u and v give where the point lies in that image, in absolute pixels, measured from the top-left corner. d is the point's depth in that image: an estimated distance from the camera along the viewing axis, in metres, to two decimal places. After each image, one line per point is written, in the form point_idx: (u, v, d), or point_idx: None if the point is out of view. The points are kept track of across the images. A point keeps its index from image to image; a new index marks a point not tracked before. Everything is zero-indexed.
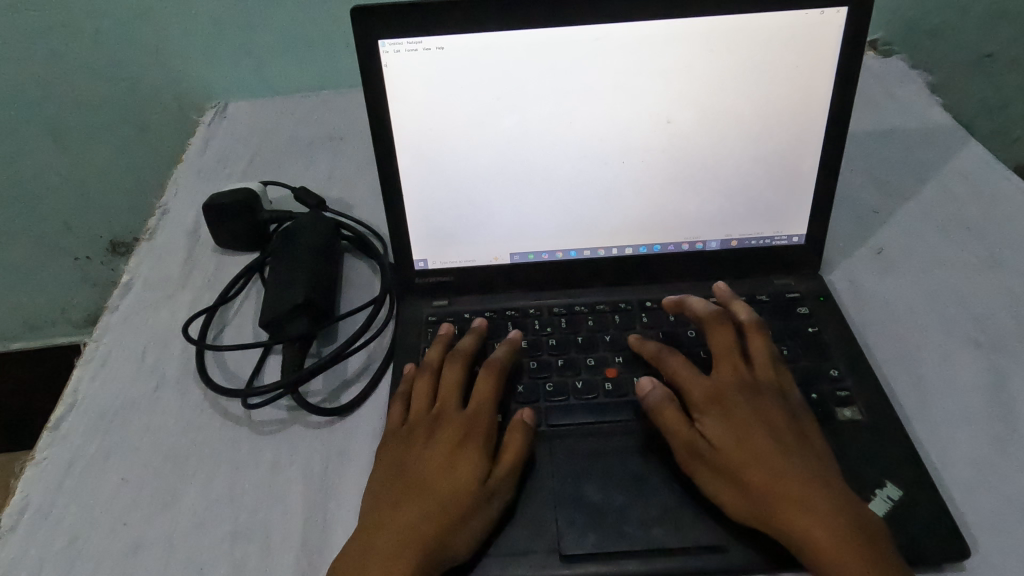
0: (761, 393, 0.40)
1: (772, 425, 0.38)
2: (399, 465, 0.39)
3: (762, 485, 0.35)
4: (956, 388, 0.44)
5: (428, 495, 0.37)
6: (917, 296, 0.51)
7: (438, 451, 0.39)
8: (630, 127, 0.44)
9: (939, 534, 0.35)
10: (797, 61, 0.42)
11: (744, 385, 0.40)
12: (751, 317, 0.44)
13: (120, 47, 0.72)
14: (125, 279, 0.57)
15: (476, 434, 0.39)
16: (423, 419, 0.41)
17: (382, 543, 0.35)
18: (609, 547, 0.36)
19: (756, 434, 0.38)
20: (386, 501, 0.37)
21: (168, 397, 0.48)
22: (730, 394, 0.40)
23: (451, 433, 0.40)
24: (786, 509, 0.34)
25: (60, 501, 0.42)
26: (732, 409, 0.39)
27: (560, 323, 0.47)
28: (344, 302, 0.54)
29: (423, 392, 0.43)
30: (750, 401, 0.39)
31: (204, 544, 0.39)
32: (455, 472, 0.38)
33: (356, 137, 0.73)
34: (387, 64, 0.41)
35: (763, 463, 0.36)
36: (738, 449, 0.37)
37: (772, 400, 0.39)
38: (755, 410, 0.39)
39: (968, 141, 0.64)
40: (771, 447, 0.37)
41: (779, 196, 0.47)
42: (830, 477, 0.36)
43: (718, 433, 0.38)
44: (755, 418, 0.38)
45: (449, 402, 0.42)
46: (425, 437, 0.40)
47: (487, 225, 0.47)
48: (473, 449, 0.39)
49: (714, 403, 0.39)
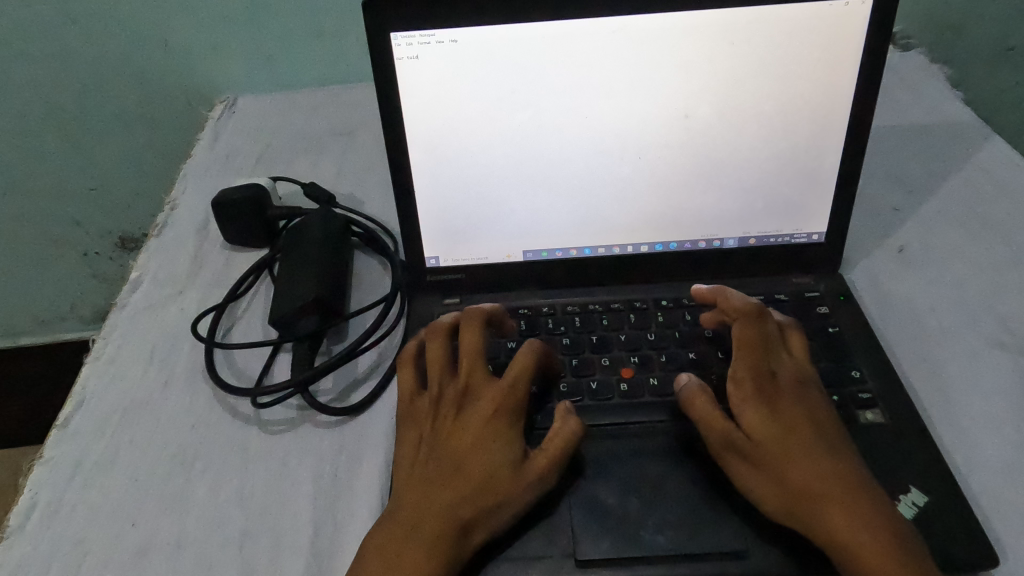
0: (806, 388, 0.39)
1: (817, 421, 0.37)
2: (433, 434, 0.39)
3: (801, 484, 0.34)
4: (981, 391, 0.43)
5: (468, 468, 0.37)
6: (940, 296, 0.49)
7: (473, 426, 0.38)
8: (646, 122, 0.43)
9: (965, 541, 0.34)
10: (821, 54, 0.41)
11: (790, 376, 0.39)
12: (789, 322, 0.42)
13: (128, 41, 0.71)
14: (134, 275, 0.57)
15: (508, 408, 0.39)
16: (451, 391, 0.40)
17: (423, 511, 0.35)
18: (624, 552, 0.35)
19: (800, 430, 0.36)
20: (415, 487, 0.36)
21: (177, 395, 0.47)
22: (777, 386, 0.38)
23: (483, 407, 0.39)
24: (828, 507, 0.33)
25: (68, 500, 0.41)
26: (776, 401, 0.37)
27: (574, 322, 0.46)
28: (355, 299, 0.53)
29: (439, 357, 0.41)
30: (795, 397, 0.38)
31: (214, 545, 0.39)
32: (493, 445, 0.37)
33: (365, 133, 0.72)
34: (401, 57, 0.40)
35: (808, 456, 0.35)
36: (782, 442, 0.36)
37: (815, 397, 0.38)
38: (799, 405, 0.38)
39: (990, 137, 0.63)
40: (816, 444, 0.36)
41: (799, 192, 0.45)
42: (869, 480, 0.35)
43: (762, 425, 0.37)
44: (798, 411, 0.37)
45: (475, 373, 0.40)
46: (456, 410, 0.39)
47: (501, 222, 0.46)
48: (506, 425, 0.38)
49: (760, 390, 0.38)
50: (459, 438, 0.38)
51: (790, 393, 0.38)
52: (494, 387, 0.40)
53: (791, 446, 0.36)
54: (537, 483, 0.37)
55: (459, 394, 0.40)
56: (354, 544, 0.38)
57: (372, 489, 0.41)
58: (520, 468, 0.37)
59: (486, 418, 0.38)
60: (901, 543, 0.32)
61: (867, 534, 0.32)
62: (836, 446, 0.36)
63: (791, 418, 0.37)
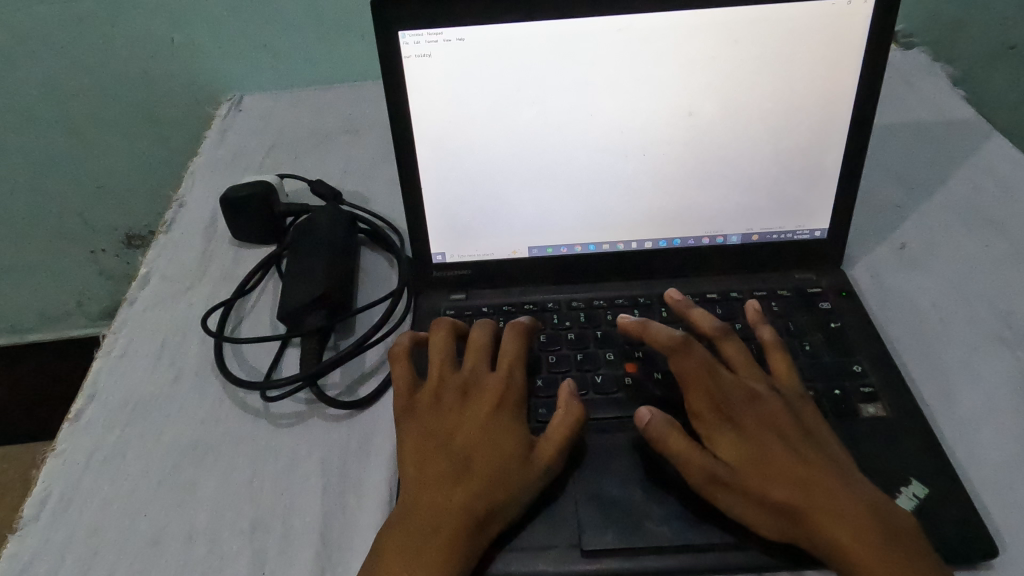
0: (764, 399, 0.39)
1: (782, 437, 0.37)
2: (431, 434, 0.39)
3: (792, 500, 0.34)
4: (982, 386, 0.43)
5: (469, 469, 0.37)
6: (941, 292, 0.50)
7: (475, 420, 0.39)
8: (650, 119, 0.43)
9: (967, 532, 0.35)
10: (824, 52, 0.41)
11: (741, 394, 0.39)
12: (757, 308, 0.44)
13: (136, 40, 0.72)
14: (143, 271, 0.58)
15: (513, 401, 0.40)
16: (453, 382, 0.41)
17: (426, 518, 0.35)
18: (629, 543, 0.36)
19: (770, 451, 0.37)
20: (415, 494, 0.36)
21: (187, 389, 0.48)
22: (731, 409, 0.38)
23: (488, 397, 0.40)
24: (816, 521, 0.33)
25: (81, 493, 0.42)
26: (740, 426, 0.38)
27: (579, 318, 0.47)
28: (362, 295, 0.54)
29: (440, 350, 0.43)
30: (755, 415, 0.38)
31: (225, 536, 0.39)
32: (495, 441, 0.38)
33: (371, 131, 0.73)
34: (409, 55, 0.41)
35: (785, 474, 0.35)
36: (754, 468, 0.36)
37: (775, 405, 0.38)
38: (760, 423, 0.38)
39: (991, 134, 0.63)
40: (788, 461, 0.36)
41: (802, 189, 0.46)
42: (854, 481, 0.35)
43: (734, 454, 0.37)
44: (763, 431, 0.37)
45: (480, 367, 0.42)
46: (458, 404, 0.40)
47: (506, 218, 0.47)
48: (507, 420, 0.39)
49: (721, 421, 0.38)
50: (459, 436, 0.39)
51: (748, 415, 0.38)
52: (499, 379, 0.41)
53: (765, 469, 0.36)
54: (542, 474, 0.37)
55: (463, 386, 0.41)
56: (366, 535, 0.39)
57: (381, 482, 0.41)
58: (525, 460, 0.38)
59: (492, 408, 0.40)
60: (898, 540, 0.32)
61: (859, 542, 0.32)
62: (806, 456, 0.36)
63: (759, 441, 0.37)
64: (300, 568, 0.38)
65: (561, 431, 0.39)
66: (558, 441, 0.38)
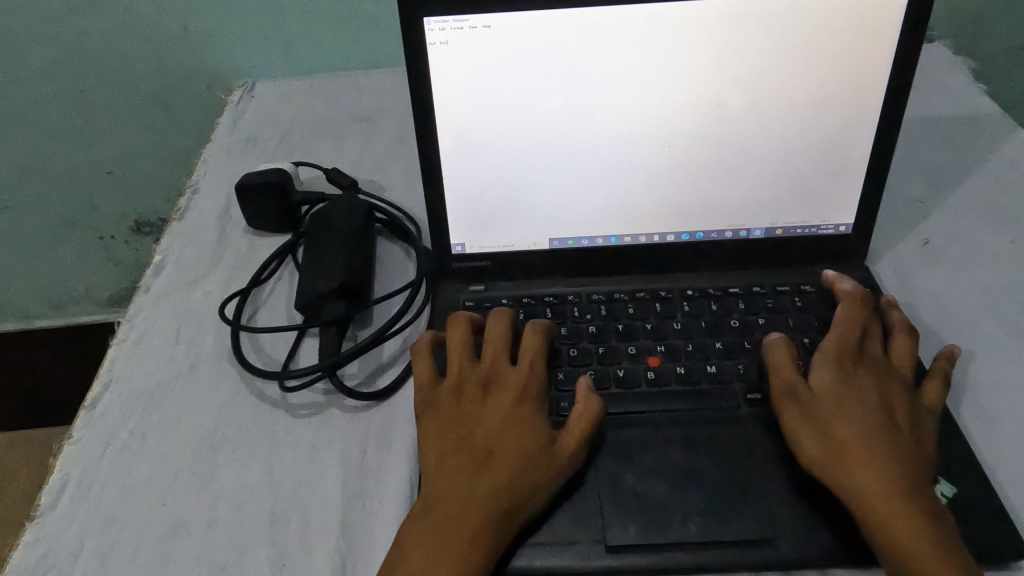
0: (857, 373, 0.39)
1: (860, 421, 0.36)
2: (454, 428, 0.38)
3: (864, 493, 0.34)
4: (1009, 385, 0.43)
5: (494, 462, 0.36)
6: (966, 289, 0.49)
7: (499, 412, 0.39)
8: (677, 111, 0.43)
9: (997, 533, 0.34)
10: (858, 44, 0.41)
11: (834, 374, 0.39)
12: (833, 274, 0.46)
13: (149, 25, 0.71)
14: (157, 259, 0.57)
15: (534, 393, 0.40)
16: (473, 375, 0.41)
17: (451, 515, 0.35)
18: (653, 539, 0.35)
19: (849, 434, 0.36)
20: (440, 490, 0.36)
21: (205, 377, 0.47)
22: (818, 379, 0.39)
23: (510, 391, 0.40)
24: (865, 488, 0.34)
25: (98, 480, 0.42)
26: (827, 407, 0.37)
27: (600, 311, 0.46)
28: (379, 285, 0.53)
29: (460, 343, 0.42)
30: (844, 386, 0.38)
31: (245, 526, 0.39)
32: (520, 433, 0.38)
33: (385, 119, 0.72)
34: (434, 42, 0.40)
35: (857, 440, 0.36)
36: (838, 453, 0.36)
37: (867, 382, 0.38)
38: (846, 393, 0.38)
39: (1015, 129, 0.62)
40: (865, 449, 0.35)
41: (828, 183, 0.45)
42: (918, 466, 0.35)
43: (816, 439, 0.37)
44: (847, 415, 0.37)
45: (501, 359, 0.41)
46: (480, 397, 0.40)
47: (527, 209, 0.46)
48: (530, 412, 0.39)
49: (806, 402, 0.38)
50: (483, 429, 0.38)
51: (831, 397, 0.38)
52: (519, 372, 0.41)
53: (850, 455, 0.35)
54: (566, 468, 0.37)
55: (483, 379, 0.40)
56: (388, 529, 0.39)
57: (401, 474, 0.41)
58: (549, 455, 0.37)
59: (513, 401, 0.39)
60: (937, 528, 0.32)
61: (902, 517, 0.33)
62: (884, 443, 0.35)
63: (847, 422, 0.36)
64: (321, 560, 0.38)
65: (581, 426, 0.38)
66: (578, 435, 0.38)
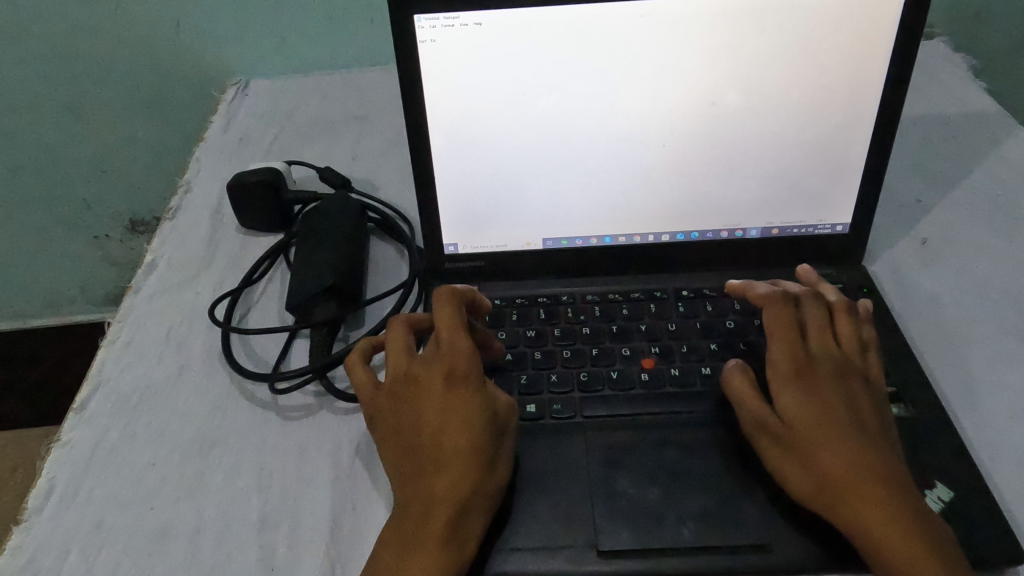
0: (816, 383, 0.37)
1: (839, 443, 0.35)
2: (399, 434, 0.37)
3: (861, 523, 0.32)
4: (1007, 386, 0.42)
5: (445, 470, 0.35)
6: (964, 289, 0.49)
7: (435, 406, 0.37)
8: (672, 110, 0.42)
9: (995, 537, 0.34)
10: (854, 42, 0.40)
11: (799, 395, 0.37)
12: (739, 282, 0.44)
13: (141, 23, 0.71)
14: (148, 258, 0.57)
15: (467, 377, 0.38)
16: (403, 371, 0.39)
17: (414, 544, 0.33)
18: (645, 544, 0.35)
19: (830, 460, 0.34)
20: (402, 513, 0.35)
21: (195, 379, 0.47)
22: (784, 403, 0.37)
23: (439, 380, 0.38)
24: (861, 516, 0.33)
25: (87, 484, 0.41)
26: (801, 434, 0.36)
27: (594, 312, 0.46)
28: (372, 286, 0.53)
29: (399, 347, 0.39)
30: (811, 404, 0.36)
31: (234, 530, 0.39)
32: (461, 429, 0.36)
33: (380, 117, 0.72)
34: (424, 40, 0.40)
35: (834, 456, 0.34)
36: (823, 482, 0.34)
37: (832, 391, 0.37)
38: (815, 411, 0.36)
39: (1015, 127, 0.62)
40: (851, 474, 0.34)
41: (825, 183, 0.45)
42: (896, 470, 0.34)
43: (799, 469, 0.35)
44: (823, 439, 0.35)
45: (430, 349, 0.39)
46: (414, 393, 0.38)
47: (520, 209, 0.45)
48: (466, 399, 0.37)
49: (779, 430, 0.36)
50: (425, 431, 0.37)
51: (803, 422, 0.36)
52: (443, 362, 0.38)
53: (835, 484, 0.34)
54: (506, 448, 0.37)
55: (413, 373, 0.38)
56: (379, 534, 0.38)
57: (393, 478, 0.41)
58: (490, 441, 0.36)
59: (446, 391, 0.37)
60: (926, 533, 0.32)
61: (891, 529, 0.32)
62: (866, 461, 0.34)
63: (825, 448, 0.35)
64: (310, 565, 0.37)
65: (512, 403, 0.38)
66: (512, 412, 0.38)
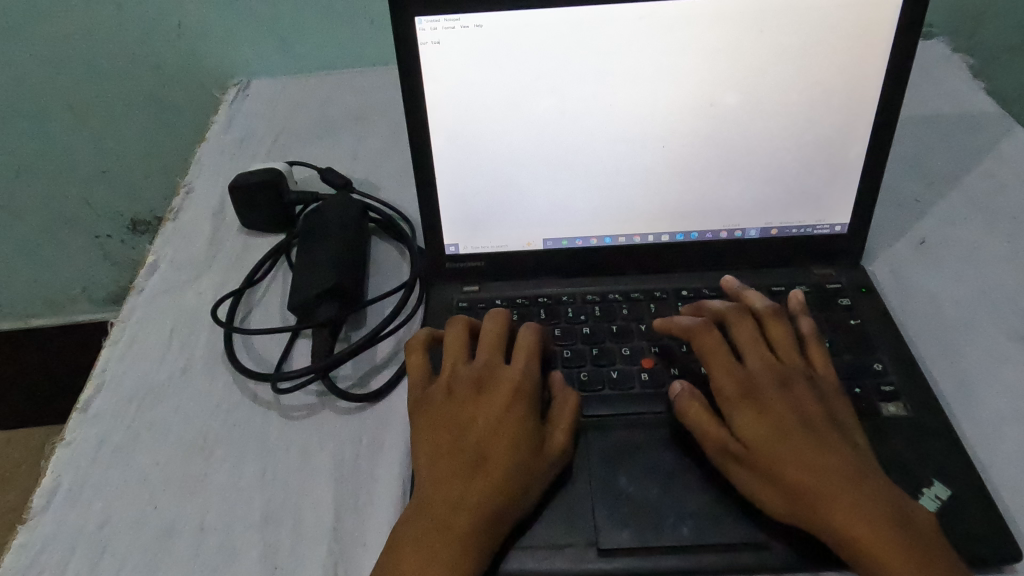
0: (764, 401, 0.38)
1: (802, 457, 0.35)
2: (446, 430, 0.38)
3: (851, 530, 0.32)
4: (1004, 386, 0.43)
5: (485, 471, 0.36)
6: (962, 289, 0.49)
7: (491, 411, 0.38)
8: (671, 110, 0.43)
9: (992, 536, 0.34)
10: (852, 43, 0.40)
11: (751, 416, 0.37)
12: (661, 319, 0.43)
13: (142, 24, 0.71)
14: (150, 259, 0.57)
15: (527, 393, 0.39)
16: (466, 375, 0.40)
17: (438, 536, 0.34)
18: (645, 541, 0.35)
19: (798, 476, 0.34)
20: (430, 503, 0.35)
21: (197, 379, 0.47)
22: (741, 426, 0.37)
23: (504, 390, 0.39)
24: (846, 524, 0.32)
25: (91, 483, 0.42)
26: (763, 454, 0.35)
27: (594, 311, 0.46)
28: (373, 286, 0.53)
29: (459, 352, 0.42)
30: (766, 423, 0.37)
31: (237, 529, 0.39)
32: (512, 436, 0.37)
33: (380, 118, 0.72)
34: (425, 41, 0.40)
35: (802, 470, 0.34)
36: (800, 497, 0.34)
37: (782, 406, 0.37)
38: (770, 428, 0.36)
39: (1013, 127, 0.62)
40: (825, 483, 0.33)
41: (823, 183, 0.45)
42: (863, 471, 0.34)
43: (772, 488, 0.35)
44: (785, 456, 0.35)
45: (494, 359, 0.41)
46: (472, 397, 0.39)
47: (521, 210, 0.46)
48: (522, 413, 0.38)
49: (743, 454, 0.36)
50: (474, 432, 0.38)
51: (763, 442, 0.36)
52: (514, 372, 0.40)
53: (812, 497, 0.33)
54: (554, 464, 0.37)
55: (476, 378, 0.40)
56: (381, 532, 0.38)
57: (395, 477, 0.41)
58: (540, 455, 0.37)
59: (507, 401, 0.39)
60: (905, 531, 0.32)
61: (870, 533, 0.32)
62: (834, 468, 0.34)
63: (793, 464, 0.35)
64: (313, 563, 0.37)
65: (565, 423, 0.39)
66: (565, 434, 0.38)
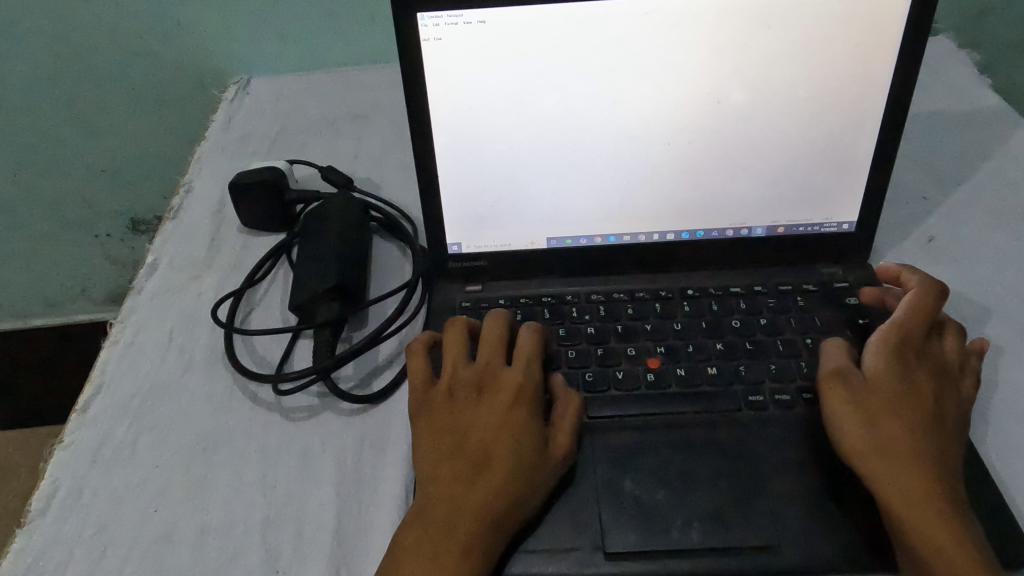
0: (915, 376, 0.37)
1: (918, 437, 0.35)
2: (448, 433, 0.37)
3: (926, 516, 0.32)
4: (1016, 385, 0.42)
5: (489, 476, 0.35)
6: (971, 287, 0.48)
7: (492, 414, 0.38)
8: (676, 108, 0.42)
9: (1003, 538, 0.34)
10: (861, 38, 0.40)
11: (897, 382, 0.37)
12: (894, 266, 0.43)
13: (141, 21, 0.70)
14: (150, 258, 0.56)
15: (529, 395, 0.39)
16: (466, 377, 0.40)
17: (440, 542, 0.33)
18: (652, 544, 0.35)
19: (905, 451, 0.34)
20: (431, 509, 0.35)
21: (198, 380, 0.47)
22: (880, 386, 0.37)
23: (505, 393, 0.39)
24: (921, 510, 0.32)
25: (90, 486, 0.41)
26: (883, 421, 0.36)
27: (599, 311, 0.46)
28: (375, 286, 0.52)
29: (459, 352, 0.41)
30: (901, 392, 0.37)
31: (239, 532, 0.39)
32: (515, 440, 0.37)
33: (381, 116, 0.71)
34: (427, 38, 0.39)
35: (915, 447, 0.35)
36: (898, 471, 0.34)
37: (924, 384, 0.37)
38: (885, 395, 0.37)
39: (1020, 124, 0.61)
40: (926, 469, 0.34)
41: (831, 181, 0.44)
42: (951, 467, 0.34)
43: (876, 452, 0.35)
44: (905, 429, 0.35)
45: (495, 360, 0.40)
46: (473, 400, 0.39)
47: (524, 208, 0.45)
48: (524, 415, 0.38)
49: (861, 411, 0.36)
50: (476, 436, 0.37)
51: (892, 410, 0.36)
52: (516, 373, 0.39)
53: (909, 475, 0.34)
54: (556, 469, 0.37)
55: (477, 380, 0.40)
56: (385, 536, 0.38)
57: (398, 479, 0.40)
58: (543, 459, 0.37)
59: (508, 404, 0.38)
60: (969, 533, 0.32)
61: (940, 522, 0.32)
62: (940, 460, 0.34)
63: (908, 437, 0.35)
64: (315, 567, 0.37)
65: (568, 427, 0.38)
66: (567, 439, 0.38)
